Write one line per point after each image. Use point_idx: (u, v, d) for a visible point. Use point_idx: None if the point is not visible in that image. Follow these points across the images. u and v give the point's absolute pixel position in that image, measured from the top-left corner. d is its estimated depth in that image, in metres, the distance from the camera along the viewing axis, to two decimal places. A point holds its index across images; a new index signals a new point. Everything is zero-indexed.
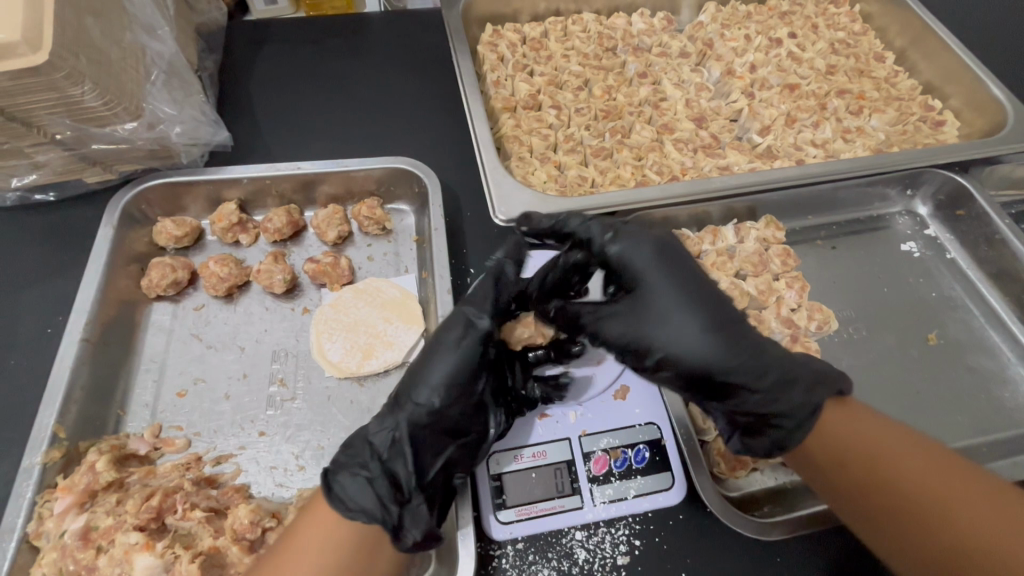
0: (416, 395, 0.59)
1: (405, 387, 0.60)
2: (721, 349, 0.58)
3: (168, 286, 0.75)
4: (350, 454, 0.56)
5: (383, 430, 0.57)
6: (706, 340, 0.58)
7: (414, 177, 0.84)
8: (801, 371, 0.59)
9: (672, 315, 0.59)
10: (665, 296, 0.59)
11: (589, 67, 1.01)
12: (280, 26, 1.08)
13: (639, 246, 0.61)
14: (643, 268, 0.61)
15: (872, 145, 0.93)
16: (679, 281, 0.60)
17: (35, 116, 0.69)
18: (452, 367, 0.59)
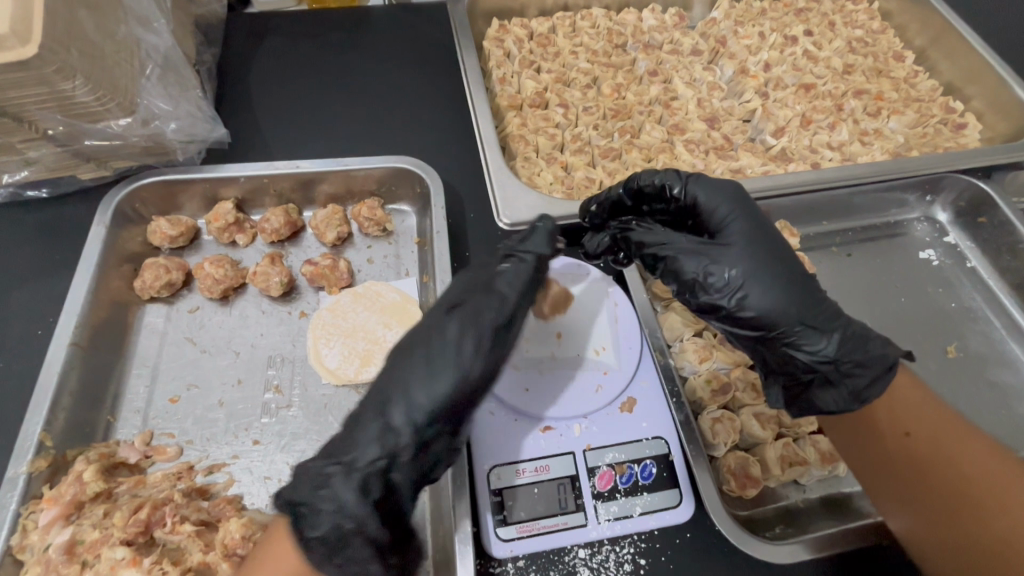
0: (437, 384, 0.51)
1: (406, 373, 0.51)
2: (802, 297, 0.56)
3: (162, 287, 0.73)
4: (358, 451, 0.49)
5: (367, 449, 0.49)
6: (778, 288, 0.56)
7: (416, 177, 0.81)
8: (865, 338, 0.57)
9: (751, 255, 0.57)
10: (747, 237, 0.58)
11: (598, 64, 0.98)
12: (281, 19, 1.05)
13: (721, 192, 0.61)
14: (725, 215, 0.60)
15: (891, 148, 0.90)
16: (762, 230, 0.59)
17: (26, 112, 0.67)
18: (480, 348, 0.53)
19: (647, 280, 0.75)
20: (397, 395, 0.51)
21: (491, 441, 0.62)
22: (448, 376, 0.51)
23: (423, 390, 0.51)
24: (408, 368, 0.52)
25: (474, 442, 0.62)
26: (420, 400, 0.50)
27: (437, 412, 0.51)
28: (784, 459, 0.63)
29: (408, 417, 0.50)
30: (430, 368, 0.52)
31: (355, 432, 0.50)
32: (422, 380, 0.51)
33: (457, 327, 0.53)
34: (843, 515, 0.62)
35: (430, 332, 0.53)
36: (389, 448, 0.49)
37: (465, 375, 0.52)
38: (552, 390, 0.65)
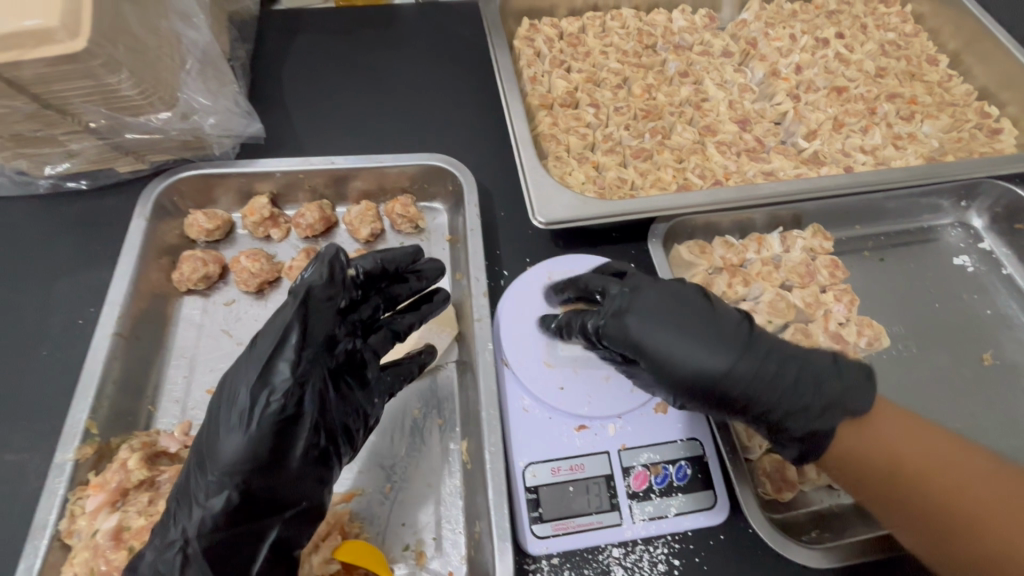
0: (224, 446, 0.52)
1: (202, 445, 0.54)
2: (758, 380, 0.55)
3: (199, 280, 0.74)
4: (170, 522, 0.52)
5: (192, 515, 0.51)
6: (727, 385, 0.55)
7: (448, 175, 0.82)
8: (815, 399, 0.56)
9: (687, 367, 0.56)
10: (681, 347, 0.56)
11: (628, 65, 0.98)
12: (312, 16, 1.06)
13: (623, 314, 0.58)
14: (639, 335, 0.57)
15: (924, 153, 0.89)
16: (681, 332, 0.56)
17: (71, 104, 0.69)
18: (264, 409, 0.52)
19: None
20: (199, 464, 0.53)
21: (526, 440, 0.62)
22: (222, 439, 0.52)
23: (215, 457, 0.52)
24: (204, 438, 0.54)
25: (509, 439, 0.62)
26: (212, 465, 0.52)
27: (229, 472, 0.51)
28: (820, 463, 0.63)
29: (205, 482, 0.52)
30: (218, 430, 0.53)
31: (172, 506, 0.53)
32: (216, 444, 0.52)
33: (234, 396, 0.53)
34: (878, 521, 0.62)
35: (215, 405, 0.54)
36: (196, 514, 0.51)
37: (244, 432, 0.52)
38: (587, 389, 0.65)
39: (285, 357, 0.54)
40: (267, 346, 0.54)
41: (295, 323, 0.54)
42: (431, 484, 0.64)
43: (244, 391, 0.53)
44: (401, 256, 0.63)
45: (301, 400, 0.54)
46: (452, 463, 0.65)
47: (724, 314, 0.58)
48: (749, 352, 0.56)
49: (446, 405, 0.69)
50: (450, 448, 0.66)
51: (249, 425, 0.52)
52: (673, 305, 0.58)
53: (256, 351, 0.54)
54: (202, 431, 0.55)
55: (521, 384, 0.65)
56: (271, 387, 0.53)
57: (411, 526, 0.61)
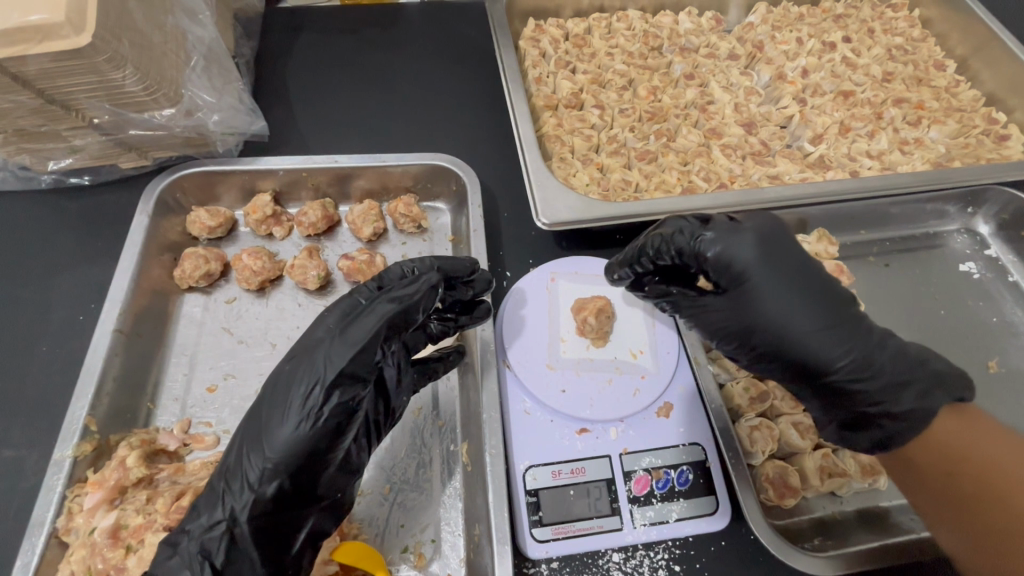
0: (283, 432, 0.51)
1: (259, 421, 0.53)
2: (846, 345, 0.54)
3: (201, 277, 0.74)
4: (216, 502, 0.51)
5: (240, 497, 0.50)
6: (815, 337, 0.55)
7: (452, 175, 0.81)
8: (907, 374, 0.55)
9: (782, 306, 0.55)
10: (774, 289, 0.56)
11: (634, 66, 0.97)
12: (318, 14, 1.06)
13: (739, 239, 0.57)
14: (746, 269, 0.56)
15: (931, 158, 0.89)
16: (790, 273, 0.56)
17: (75, 100, 0.69)
18: (325, 405, 0.52)
19: None
20: (253, 444, 0.52)
21: (527, 443, 0.62)
22: (285, 422, 0.51)
23: (272, 441, 0.51)
24: (263, 416, 0.53)
25: (510, 442, 0.62)
26: (269, 449, 0.51)
27: (286, 459, 0.51)
28: (823, 470, 0.63)
29: (259, 467, 0.51)
30: (278, 415, 0.52)
31: (217, 485, 0.52)
32: (274, 429, 0.51)
33: (304, 379, 0.53)
34: (882, 530, 0.61)
35: (283, 380, 0.54)
36: (246, 496, 0.50)
37: (306, 423, 0.51)
38: (589, 392, 0.64)
39: (368, 351, 0.54)
40: (357, 335, 0.54)
41: (383, 324, 0.55)
42: (431, 483, 0.63)
43: (302, 386, 0.52)
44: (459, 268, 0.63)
45: (360, 393, 0.54)
46: (452, 464, 0.65)
47: (829, 277, 0.57)
48: (845, 318, 0.55)
49: (446, 407, 0.69)
50: (450, 449, 0.66)
51: (312, 416, 0.52)
52: (785, 257, 0.56)
53: (328, 347, 0.54)
54: (261, 405, 0.54)
55: (523, 387, 0.65)
56: (346, 384, 0.53)
57: (411, 527, 0.61)
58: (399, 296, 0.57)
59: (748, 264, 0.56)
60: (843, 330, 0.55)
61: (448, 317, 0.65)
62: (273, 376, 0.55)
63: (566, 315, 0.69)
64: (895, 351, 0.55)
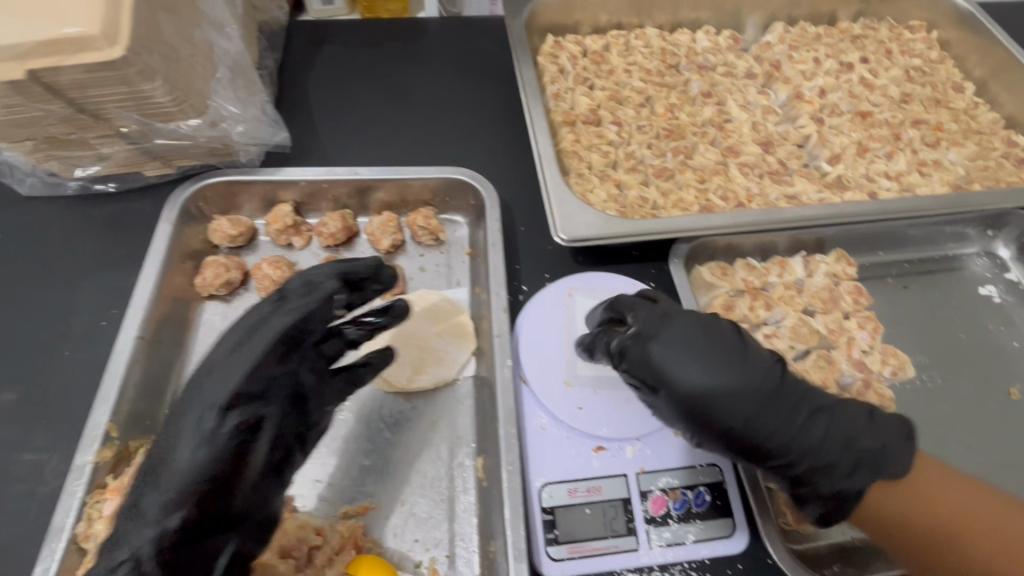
0: (182, 456, 0.51)
1: (154, 452, 0.53)
2: (779, 427, 0.55)
3: (221, 285, 0.74)
4: (117, 543, 0.49)
5: (140, 533, 0.49)
6: (750, 421, 0.54)
7: (471, 189, 0.82)
8: (835, 441, 0.56)
9: (703, 390, 0.54)
10: (706, 378, 0.54)
11: (652, 84, 0.98)
12: (339, 27, 1.08)
13: (670, 333, 0.56)
14: (662, 373, 0.55)
15: (951, 180, 0.88)
16: (715, 366, 0.54)
17: (104, 109, 0.70)
18: (223, 426, 0.53)
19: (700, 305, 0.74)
20: (151, 475, 0.52)
21: (544, 460, 0.62)
22: (182, 447, 0.52)
23: (173, 470, 0.51)
24: (162, 446, 0.53)
25: (527, 459, 0.62)
26: (169, 479, 0.51)
27: (188, 485, 0.51)
28: None
29: (161, 498, 0.50)
30: (174, 444, 0.52)
31: (116, 529, 0.50)
32: (172, 456, 0.52)
33: (195, 406, 0.53)
34: None
35: (178, 413, 0.54)
36: (147, 532, 0.49)
37: (204, 445, 0.52)
38: (606, 410, 0.64)
39: (265, 367, 0.55)
40: (249, 352, 0.55)
41: (281, 338, 0.56)
42: (446, 497, 0.63)
43: (194, 412, 0.53)
44: (363, 269, 0.62)
45: (261, 411, 0.55)
46: (468, 480, 0.64)
47: (747, 349, 0.57)
48: (779, 396, 0.56)
49: (461, 421, 0.69)
50: (466, 465, 0.65)
51: (209, 437, 0.52)
52: (715, 343, 0.55)
53: (217, 372, 0.55)
54: (161, 436, 0.54)
55: (540, 403, 0.65)
56: (245, 405, 0.54)
57: (426, 542, 0.61)
58: (297, 305, 0.58)
59: (678, 356, 0.54)
60: (777, 411, 0.55)
61: (366, 320, 0.64)
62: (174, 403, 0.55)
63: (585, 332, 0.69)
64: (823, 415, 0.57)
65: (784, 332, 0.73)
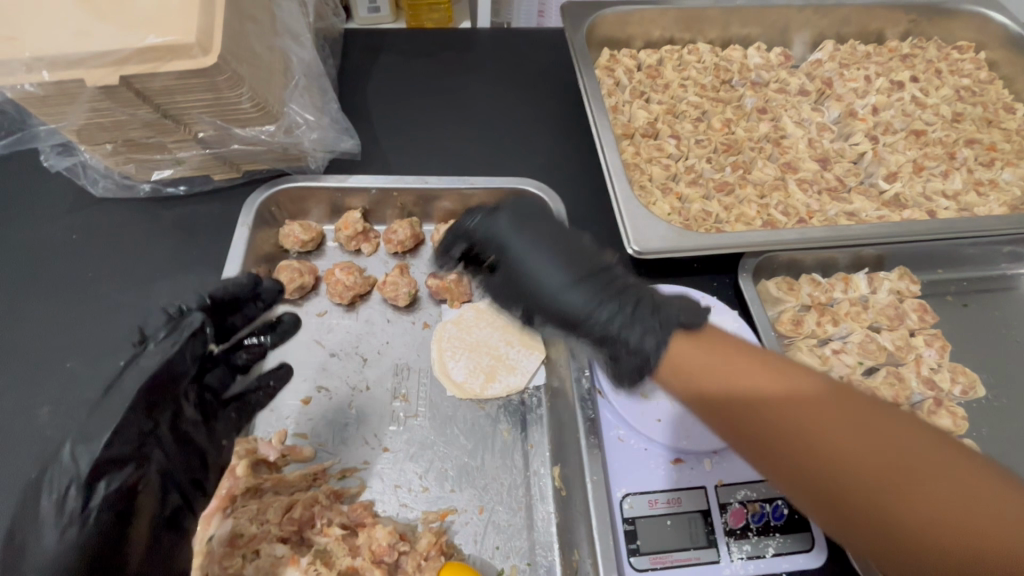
0: (46, 546, 0.45)
1: (10, 544, 0.46)
2: (586, 301, 0.56)
3: (295, 289, 0.75)
4: None
5: None
6: (575, 293, 0.57)
7: (537, 200, 0.83)
8: (639, 325, 0.52)
9: (535, 266, 0.60)
10: (525, 247, 0.61)
11: (707, 98, 0.99)
12: (394, 36, 1.10)
13: (492, 217, 0.65)
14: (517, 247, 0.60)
15: (1008, 200, 0.89)
16: (539, 234, 0.61)
17: (188, 115, 0.72)
18: (90, 498, 0.47)
19: (770, 318, 0.75)
20: (4, 571, 0.45)
21: (623, 470, 0.62)
22: (50, 530, 0.45)
23: (32, 562, 0.44)
24: (22, 533, 0.46)
25: (608, 468, 0.62)
26: (28, 574, 0.44)
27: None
28: None
29: None
30: (38, 531, 0.46)
31: None
32: (33, 545, 0.45)
33: (59, 485, 0.47)
34: None
35: (29, 497, 0.47)
36: None
37: (70, 526, 0.46)
38: (683, 422, 0.65)
39: (132, 423, 0.50)
40: (107, 415, 0.49)
41: (145, 391, 0.51)
42: (523, 505, 0.64)
43: (51, 490, 0.47)
44: (233, 288, 0.61)
45: (136, 471, 0.50)
46: (545, 489, 0.65)
47: (580, 235, 0.63)
48: (573, 268, 0.59)
49: (535, 431, 0.69)
50: (542, 474, 0.66)
51: (74, 516, 0.46)
52: (541, 220, 0.63)
53: (72, 439, 0.48)
54: (18, 519, 0.47)
55: (617, 413, 0.65)
56: (114, 470, 0.49)
57: (506, 549, 0.61)
58: (159, 353, 0.52)
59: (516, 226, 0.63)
60: (587, 297, 0.56)
61: (250, 342, 0.63)
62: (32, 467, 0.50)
63: None
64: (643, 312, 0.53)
65: (851, 347, 0.74)
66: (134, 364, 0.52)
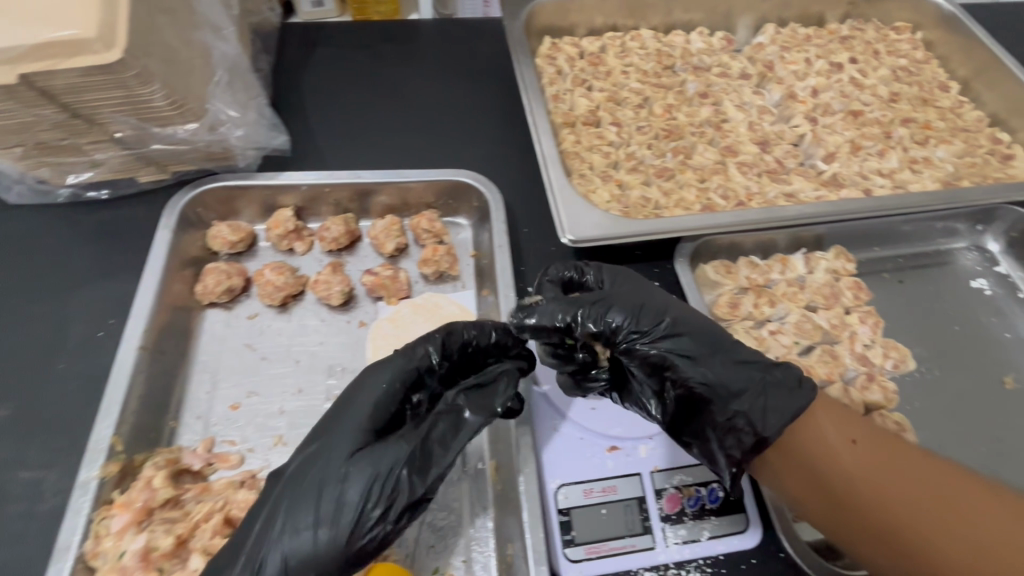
0: (317, 538, 0.48)
1: (278, 520, 0.49)
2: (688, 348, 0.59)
3: (222, 293, 0.73)
4: None
5: None
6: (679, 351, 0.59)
7: (475, 191, 0.82)
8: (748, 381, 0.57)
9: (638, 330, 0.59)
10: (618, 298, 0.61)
11: (649, 85, 0.99)
12: (333, 30, 1.07)
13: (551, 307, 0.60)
14: (663, 301, 0.62)
15: (941, 177, 0.91)
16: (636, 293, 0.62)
17: (99, 114, 0.68)
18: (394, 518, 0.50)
19: (706, 302, 0.75)
20: (273, 540, 0.48)
21: (557, 460, 0.62)
22: (325, 539, 0.49)
23: (319, 551, 0.48)
24: (290, 522, 0.49)
25: (541, 459, 0.62)
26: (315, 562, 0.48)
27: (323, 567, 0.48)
28: None
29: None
30: (313, 523, 0.49)
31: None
32: (307, 535, 0.48)
33: (378, 494, 0.50)
34: None
35: (307, 491, 0.50)
36: None
37: (350, 531, 0.49)
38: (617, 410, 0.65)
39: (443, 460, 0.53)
40: (456, 444, 0.54)
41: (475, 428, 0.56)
42: (461, 503, 0.63)
43: (349, 493, 0.50)
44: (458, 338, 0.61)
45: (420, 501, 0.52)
46: (482, 483, 0.64)
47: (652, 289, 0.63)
48: (689, 332, 0.59)
49: None
50: (479, 466, 0.66)
51: (374, 539, 0.50)
52: (640, 286, 0.64)
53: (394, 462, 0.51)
54: (297, 508, 0.49)
55: (550, 403, 0.65)
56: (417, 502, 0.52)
57: (441, 547, 0.60)
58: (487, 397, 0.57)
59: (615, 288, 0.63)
60: (686, 350, 0.58)
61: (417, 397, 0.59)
62: (316, 461, 0.52)
63: None
64: (743, 367, 0.58)
65: (788, 328, 0.75)
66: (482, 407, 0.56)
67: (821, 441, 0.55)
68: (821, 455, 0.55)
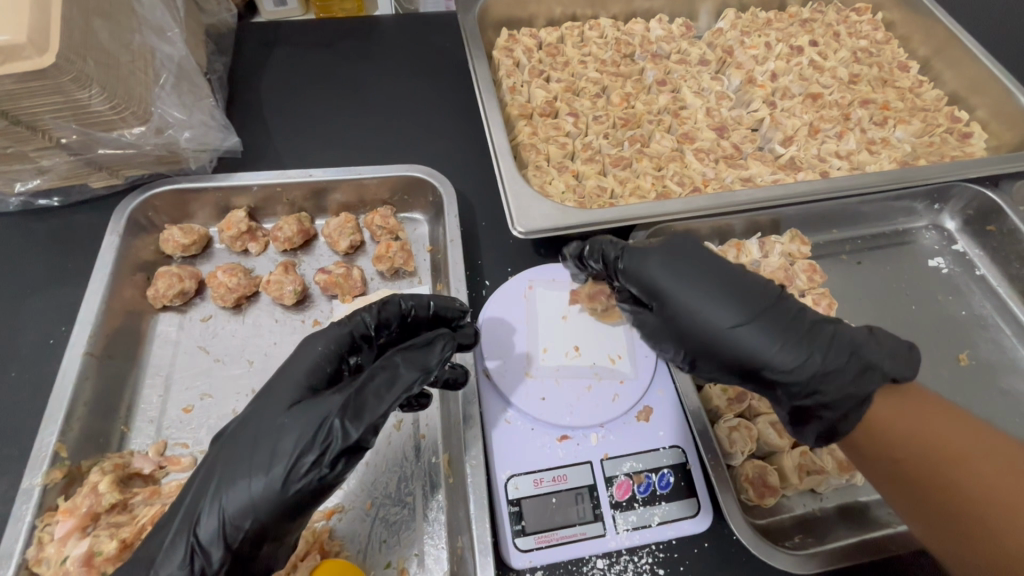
0: (246, 485, 0.49)
1: (216, 468, 0.50)
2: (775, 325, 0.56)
3: (175, 296, 0.73)
4: (166, 540, 0.49)
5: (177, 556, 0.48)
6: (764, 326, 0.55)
7: (429, 186, 0.81)
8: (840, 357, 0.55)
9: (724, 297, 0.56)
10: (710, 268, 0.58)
11: (607, 74, 0.98)
12: (290, 28, 1.06)
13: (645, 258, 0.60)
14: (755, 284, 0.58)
15: (898, 157, 0.91)
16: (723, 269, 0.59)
17: (40, 120, 0.67)
18: (324, 467, 0.50)
19: None
20: (209, 485, 0.50)
21: (508, 451, 0.62)
22: (258, 486, 0.49)
23: (247, 497, 0.48)
24: (229, 471, 0.50)
25: (490, 452, 0.62)
26: (243, 509, 0.48)
27: (252, 514, 0.48)
28: (802, 468, 0.64)
29: (220, 522, 0.48)
30: (244, 470, 0.49)
31: (175, 523, 0.50)
32: (238, 483, 0.49)
33: (306, 439, 0.50)
34: (860, 524, 0.63)
35: (245, 438, 0.51)
36: (210, 548, 0.48)
37: (278, 478, 0.49)
38: (569, 399, 0.65)
39: (378, 412, 0.52)
40: (385, 398, 0.53)
41: (410, 382, 0.55)
42: (415, 496, 0.63)
43: (281, 440, 0.50)
44: (404, 304, 0.63)
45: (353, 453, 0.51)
46: (437, 477, 0.65)
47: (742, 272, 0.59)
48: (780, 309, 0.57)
49: (426, 419, 0.69)
50: (434, 460, 0.66)
51: (310, 484, 0.49)
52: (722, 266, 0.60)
53: (325, 412, 0.51)
54: (234, 463, 0.50)
55: (501, 394, 0.65)
56: (352, 451, 0.51)
57: (393, 542, 0.61)
58: (426, 356, 0.56)
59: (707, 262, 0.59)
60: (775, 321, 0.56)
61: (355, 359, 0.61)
62: (255, 417, 0.52)
63: (546, 323, 0.70)
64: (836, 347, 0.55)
65: None
66: (420, 364, 0.56)
67: (897, 422, 0.51)
68: (881, 427, 0.52)
